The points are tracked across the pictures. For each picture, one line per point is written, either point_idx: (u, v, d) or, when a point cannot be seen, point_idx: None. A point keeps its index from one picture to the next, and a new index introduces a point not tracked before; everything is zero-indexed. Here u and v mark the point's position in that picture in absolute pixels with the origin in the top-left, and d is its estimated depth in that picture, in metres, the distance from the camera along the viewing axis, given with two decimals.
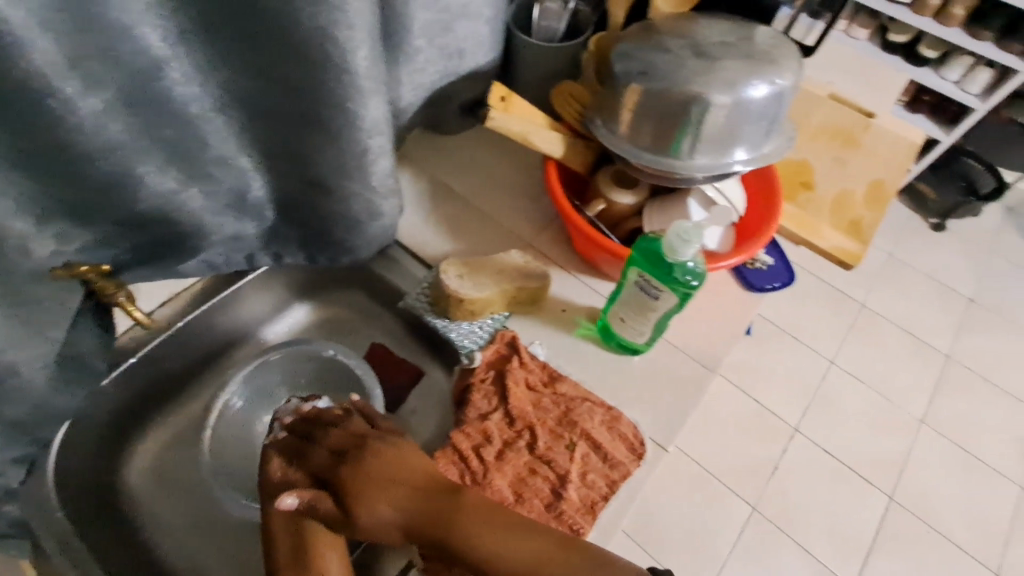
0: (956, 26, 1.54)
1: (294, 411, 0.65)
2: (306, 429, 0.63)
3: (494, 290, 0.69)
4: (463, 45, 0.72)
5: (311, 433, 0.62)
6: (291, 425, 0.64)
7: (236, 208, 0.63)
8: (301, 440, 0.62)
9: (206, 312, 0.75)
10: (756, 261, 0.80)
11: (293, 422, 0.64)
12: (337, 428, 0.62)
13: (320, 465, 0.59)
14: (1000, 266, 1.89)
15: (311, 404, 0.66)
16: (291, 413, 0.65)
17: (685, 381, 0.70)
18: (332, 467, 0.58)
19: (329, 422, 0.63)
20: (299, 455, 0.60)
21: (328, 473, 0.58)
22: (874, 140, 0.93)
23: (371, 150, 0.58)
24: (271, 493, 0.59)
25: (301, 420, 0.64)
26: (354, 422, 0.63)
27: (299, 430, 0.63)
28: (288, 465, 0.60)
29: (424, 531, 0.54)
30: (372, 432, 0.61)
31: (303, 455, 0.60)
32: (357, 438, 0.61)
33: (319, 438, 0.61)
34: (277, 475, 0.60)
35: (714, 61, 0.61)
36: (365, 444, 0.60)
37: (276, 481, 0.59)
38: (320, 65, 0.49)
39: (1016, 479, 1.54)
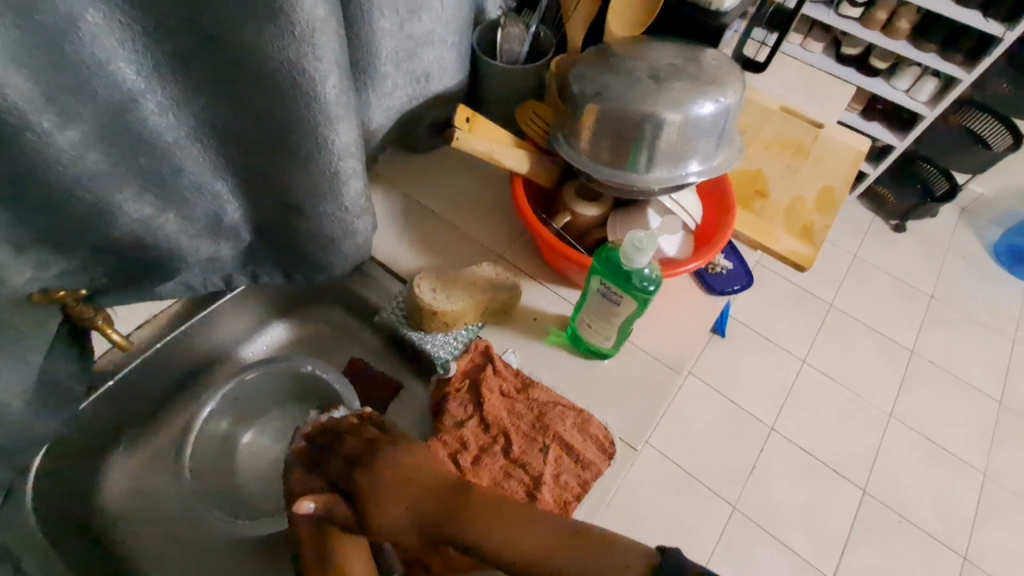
0: (902, 39, 1.64)
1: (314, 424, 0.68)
2: (323, 438, 0.65)
3: (466, 301, 0.71)
4: (430, 69, 0.75)
5: (329, 441, 0.64)
6: (309, 437, 0.66)
7: (213, 231, 0.65)
8: (322, 447, 0.64)
9: (183, 333, 0.76)
10: (716, 264, 0.85)
11: (311, 433, 0.66)
12: (351, 436, 0.64)
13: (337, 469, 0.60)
14: (956, 263, 1.98)
15: (329, 416, 0.68)
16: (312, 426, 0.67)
17: (652, 382, 0.73)
18: (348, 471, 0.60)
19: (345, 431, 0.66)
20: (318, 462, 0.63)
21: (345, 476, 0.60)
22: (822, 149, 1.01)
23: (343, 172, 0.61)
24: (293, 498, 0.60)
25: (319, 430, 0.66)
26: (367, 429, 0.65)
27: (317, 439, 0.65)
28: (307, 473, 0.62)
29: (439, 526, 0.55)
30: (383, 437, 0.64)
31: (322, 461, 0.62)
32: (370, 442, 0.63)
33: (335, 445, 0.63)
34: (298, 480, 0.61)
35: (664, 83, 0.66)
36: (379, 446, 0.62)
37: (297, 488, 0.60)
38: (290, 94, 0.52)
39: (980, 467, 1.61)
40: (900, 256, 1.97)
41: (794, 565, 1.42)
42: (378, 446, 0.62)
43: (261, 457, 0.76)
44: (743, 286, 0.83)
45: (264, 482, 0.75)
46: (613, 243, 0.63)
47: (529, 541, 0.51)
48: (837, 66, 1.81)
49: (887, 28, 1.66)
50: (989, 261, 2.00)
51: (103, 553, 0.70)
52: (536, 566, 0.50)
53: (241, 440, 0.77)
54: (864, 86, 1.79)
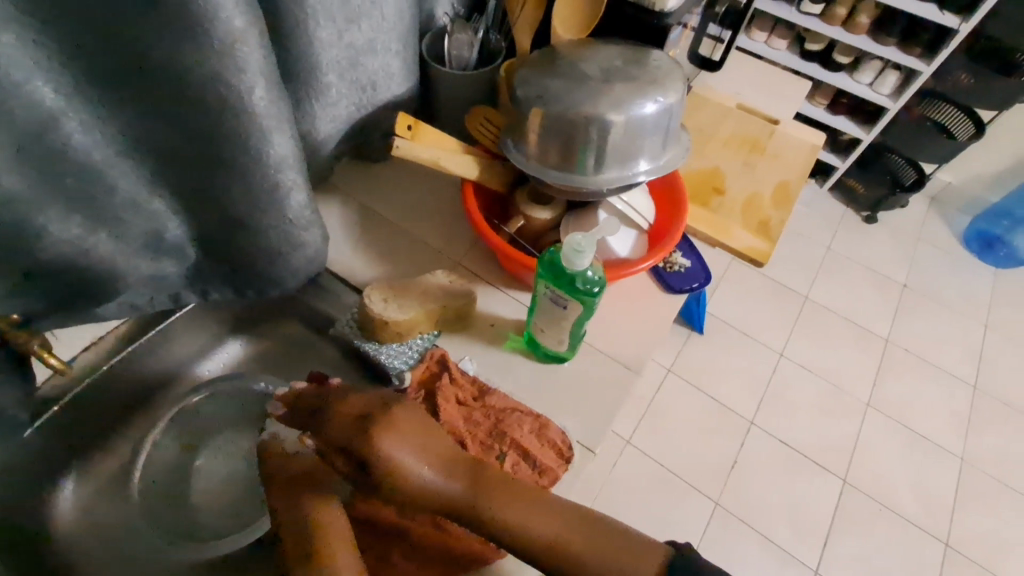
0: (863, 33, 1.67)
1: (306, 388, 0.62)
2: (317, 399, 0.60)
3: (419, 310, 0.70)
4: (376, 78, 0.74)
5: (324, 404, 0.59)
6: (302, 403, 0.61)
7: (153, 249, 0.64)
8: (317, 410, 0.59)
9: (132, 354, 0.74)
10: (675, 262, 0.85)
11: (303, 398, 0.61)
12: (353, 395, 0.60)
13: (341, 434, 0.56)
14: (928, 252, 2.01)
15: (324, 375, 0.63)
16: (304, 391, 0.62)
17: (611, 384, 0.73)
18: (358, 433, 0.56)
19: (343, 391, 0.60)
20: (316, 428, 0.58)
21: (348, 442, 0.55)
22: (778, 144, 1.02)
23: (283, 184, 0.60)
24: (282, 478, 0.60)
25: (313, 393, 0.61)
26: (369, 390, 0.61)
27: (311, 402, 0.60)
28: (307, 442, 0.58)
29: (451, 501, 0.57)
30: (390, 398, 0.60)
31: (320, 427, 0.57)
32: (378, 403, 0.59)
33: (332, 406, 0.58)
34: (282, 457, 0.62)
35: (605, 85, 0.66)
36: (391, 408, 0.58)
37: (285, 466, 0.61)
38: (217, 107, 0.51)
39: (959, 452, 1.62)
40: (871, 247, 1.99)
41: (779, 559, 1.42)
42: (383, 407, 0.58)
43: (211, 482, 0.73)
44: (702, 284, 0.83)
45: (218, 505, 0.72)
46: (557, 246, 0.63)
47: (542, 524, 0.55)
48: (801, 62, 1.83)
49: (847, 23, 1.68)
50: (960, 248, 2.03)
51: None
52: (547, 546, 0.55)
53: (195, 461, 0.75)
54: (829, 81, 1.81)
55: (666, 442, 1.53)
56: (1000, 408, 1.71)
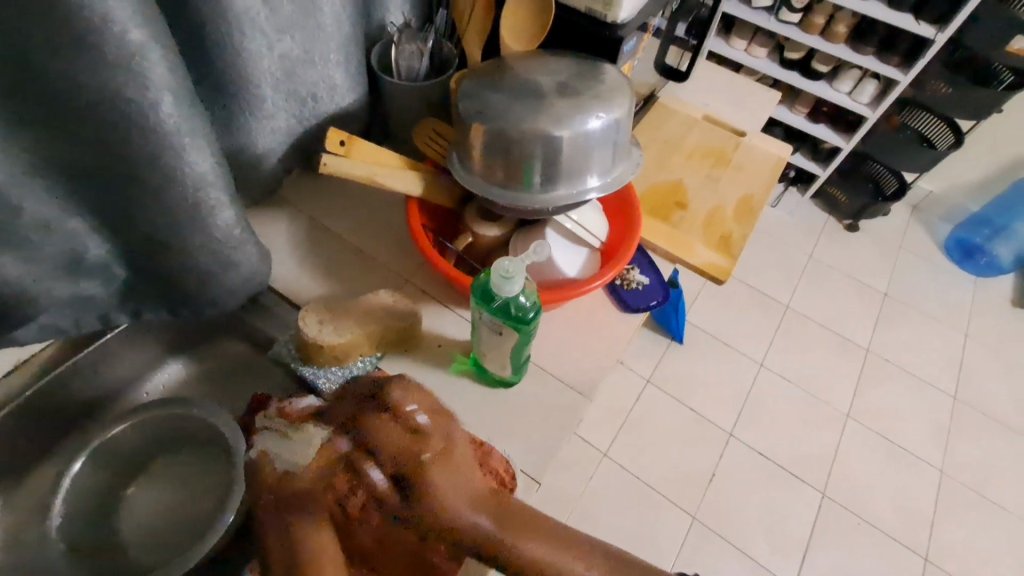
0: (841, 42, 1.66)
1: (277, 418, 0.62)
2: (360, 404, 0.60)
3: (357, 333, 0.67)
4: (318, 89, 0.72)
5: (298, 436, 0.58)
6: (269, 439, 0.59)
7: (71, 270, 0.60)
8: (286, 442, 0.58)
9: (57, 379, 0.70)
10: (631, 279, 0.82)
11: (270, 437, 0.59)
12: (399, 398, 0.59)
13: (388, 441, 0.56)
14: (909, 261, 1.99)
15: (291, 404, 0.63)
16: (270, 424, 0.61)
17: (562, 409, 0.70)
18: (404, 444, 0.55)
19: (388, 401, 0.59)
20: (294, 465, 0.56)
21: (395, 450, 0.55)
22: (743, 157, 1.00)
23: (205, 202, 0.57)
24: (269, 509, 0.54)
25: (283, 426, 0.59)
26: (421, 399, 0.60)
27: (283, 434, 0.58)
28: (278, 479, 0.55)
29: (481, 540, 0.52)
30: (440, 413, 0.60)
31: (297, 460, 0.56)
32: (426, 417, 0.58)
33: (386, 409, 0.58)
34: (272, 485, 0.55)
35: (546, 100, 0.63)
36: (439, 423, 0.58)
37: (277, 495, 0.55)
38: (121, 122, 0.48)
39: (938, 464, 1.61)
40: (853, 255, 1.98)
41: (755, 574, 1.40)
42: (430, 421, 0.58)
43: (144, 511, 0.71)
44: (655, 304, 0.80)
45: (150, 537, 0.69)
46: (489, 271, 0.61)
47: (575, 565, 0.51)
48: (781, 70, 1.82)
49: (825, 32, 1.67)
50: (942, 257, 2.02)
51: None
52: None
53: (126, 490, 0.71)
54: (808, 89, 1.80)
55: (643, 455, 1.50)
56: (979, 419, 1.69)
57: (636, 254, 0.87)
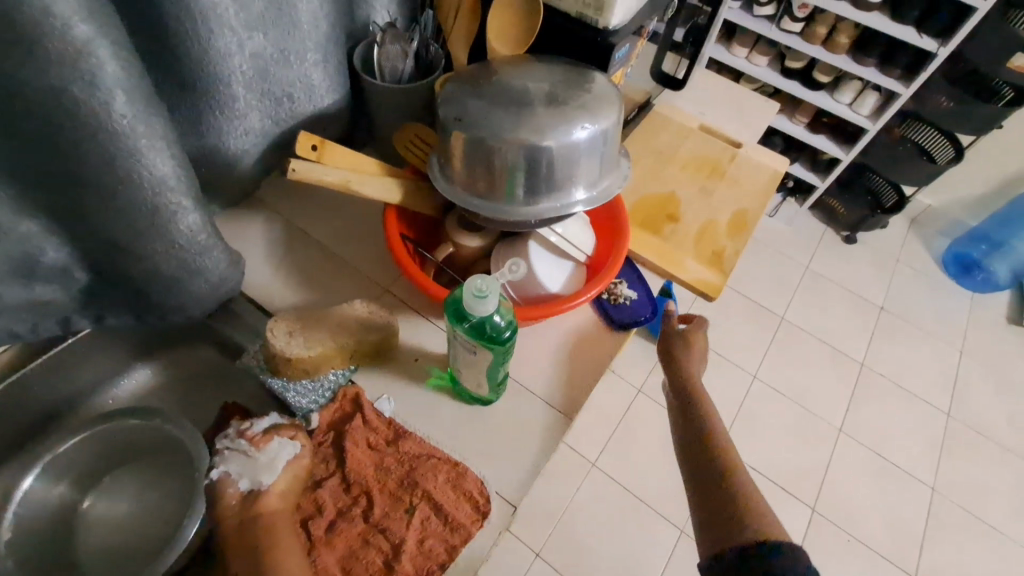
0: (842, 53, 1.63)
1: (236, 438, 0.62)
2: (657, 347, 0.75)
3: (327, 347, 0.64)
4: (294, 89, 0.69)
5: (262, 460, 0.60)
6: (231, 461, 0.61)
7: (24, 274, 0.57)
8: (250, 465, 0.61)
9: (20, 381, 0.66)
10: (619, 293, 0.79)
11: (232, 459, 0.61)
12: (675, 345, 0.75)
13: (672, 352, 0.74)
14: (906, 275, 1.97)
15: (251, 425, 0.63)
16: (231, 445, 0.62)
17: (542, 430, 0.67)
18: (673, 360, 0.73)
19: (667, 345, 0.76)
20: (261, 486, 0.60)
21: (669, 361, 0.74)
22: (739, 169, 0.97)
23: (166, 206, 0.54)
24: (234, 532, 0.59)
25: (246, 449, 0.61)
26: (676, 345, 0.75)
27: (248, 456, 0.61)
28: (243, 501, 0.60)
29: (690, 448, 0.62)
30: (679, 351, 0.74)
31: (263, 483, 0.60)
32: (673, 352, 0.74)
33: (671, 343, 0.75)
34: (237, 507, 0.60)
35: (529, 109, 0.60)
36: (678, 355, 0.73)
37: (243, 517, 0.59)
38: (68, 122, 0.45)
39: (930, 482, 1.58)
40: (850, 267, 1.96)
41: None
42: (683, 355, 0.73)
43: (105, 525, 0.67)
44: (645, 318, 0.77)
45: (104, 557, 0.65)
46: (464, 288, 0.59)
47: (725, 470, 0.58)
48: (782, 79, 1.79)
49: (827, 43, 1.65)
50: (939, 272, 1.99)
51: None
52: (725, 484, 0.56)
53: (83, 502, 0.67)
54: (808, 99, 1.78)
55: (632, 467, 1.47)
56: (973, 437, 1.67)
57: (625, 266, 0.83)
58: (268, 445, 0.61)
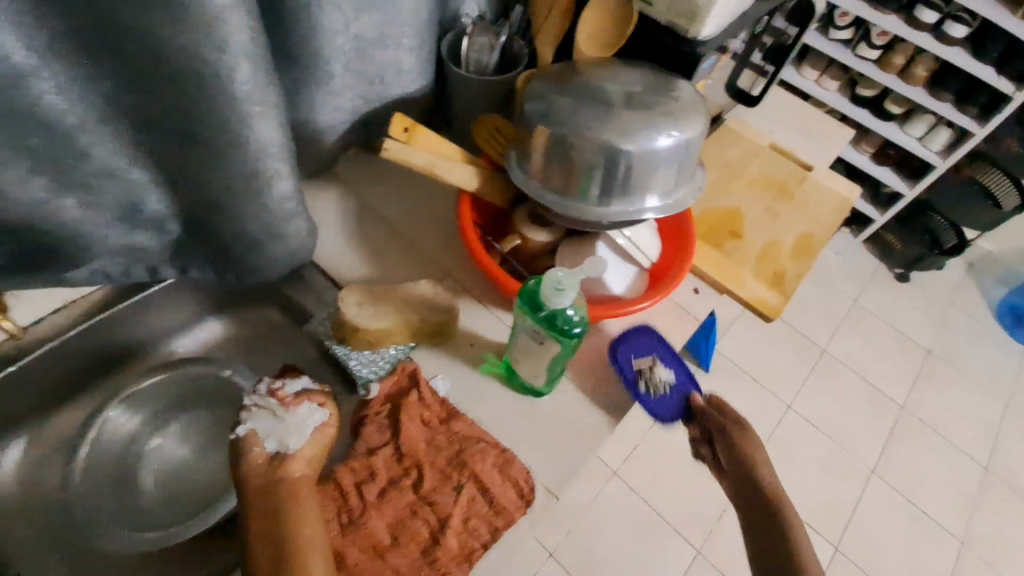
0: (918, 85, 1.59)
1: (266, 397, 0.64)
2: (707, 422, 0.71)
3: (394, 320, 0.67)
4: (386, 72, 0.71)
5: (289, 422, 0.62)
6: (259, 418, 0.63)
7: (126, 219, 0.61)
8: (278, 425, 0.62)
9: (109, 318, 0.70)
10: (657, 381, 0.71)
11: (260, 417, 0.63)
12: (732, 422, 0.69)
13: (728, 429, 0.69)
14: (958, 320, 1.90)
15: (283, 386, 0.65)
16: (261, 403, 0.63)
17: (589, 429, 0.68)
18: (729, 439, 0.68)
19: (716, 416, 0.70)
20: (286, 450, 0.60)
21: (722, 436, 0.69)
22: (807, 193, 0.96)
23: (264, 171, 0.56)
24: (258, 490, 0.57)
25: (274, 408, 0.63)
26: (727, 417, 0.70)
27: (276, 415, 0.63)
28: (269, 461, 0.60)
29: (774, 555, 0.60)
30: (734, 427, 0.69)
31: (288, 446, 0.61)
32: (726, 427, 0.69)
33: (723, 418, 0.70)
34: (262, 466, 0.59)
35: (616, 111, 0.61)
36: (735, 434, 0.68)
37: (268, 480, 0.58)
38: (193, 83, 0.47)
39: (959, 534, 1.53)
40: (900, 306, 1.90)
41: None
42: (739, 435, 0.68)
43: (162, 467, 0.70)
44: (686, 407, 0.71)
45: (162, 497, 0.69)
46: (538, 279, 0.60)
47: None
48: (851, 106, 1.75)
49: (903, 73, 1.60)
50: (994, 321, 1.91)
51: None
52: None
53: (147, 443, 0.71)
54: (876, 129, 1.73)
55: (656, 481, 1.46)
56: (1012, 495, 1.60)
57: (657, 343, 0.74)
58: (298, 407, 0.63)
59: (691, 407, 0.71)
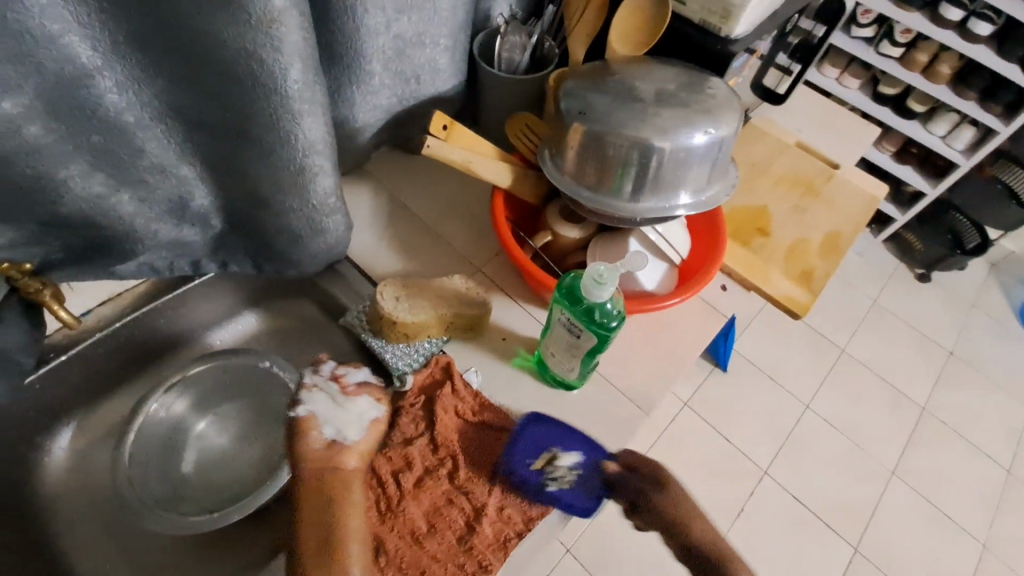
0: (943, 83, 1.57)
1: (329, 381, 0.69)
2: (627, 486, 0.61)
3: (430, 314, 0.68)
4: (421, 71, 0.73)
5: (350, 410, 0.66)
6: (318, 402, 0.67)
7: (176, 215, 0.63)
8: (337, 412, 0.66)
9: (154, 310, 0.74)
10: (562, 471, 0.63)
11: (320, 400, 0.67)
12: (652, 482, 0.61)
13: (649, 493, 0.60)
14: (979, 321, 1.88)
15: (347, 374, 0.69)
16: (324, 387, 0.68)
17: (619, 423, 0.69)
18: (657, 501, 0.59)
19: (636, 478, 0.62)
20: (344, 439, 0.64)
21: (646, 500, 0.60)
22: (834, 191, 0.96)
23: (309, 168, 0.58)
24: (314, 475, 0.62)
25: (336, 395, 0.67)
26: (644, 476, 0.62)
27: (335, 402, 0.67)
28: (327, 448, 0.64)
29: None
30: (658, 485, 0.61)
31: (347, 437, 0.65)
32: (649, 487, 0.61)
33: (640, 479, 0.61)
34: (320, 451, 0.64)
35: (651, 109, 0.62)
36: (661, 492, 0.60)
37: (322, 467, 0.63)
38: (248, 82, 0.49)
39: (981, 537, 1.52)
40: (921, 306, 1.88)
41: None
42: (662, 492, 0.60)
43: (204, 454, 0.73)
44: (605, 482, 0.62)
45: (206, 483, 0.71)
46: (575, 273, 0.62)
47: None
48: (873, 104, 1.73)
49: (926, 71, 1.59)
50: (1016, 322, 1.89)
51: (34, 530, 0.67)
52: None
53: (191, 430, 0.74)
54: (898, 128, 1.72)
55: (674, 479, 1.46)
56: None
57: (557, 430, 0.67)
58: (358, 399, 0.67)
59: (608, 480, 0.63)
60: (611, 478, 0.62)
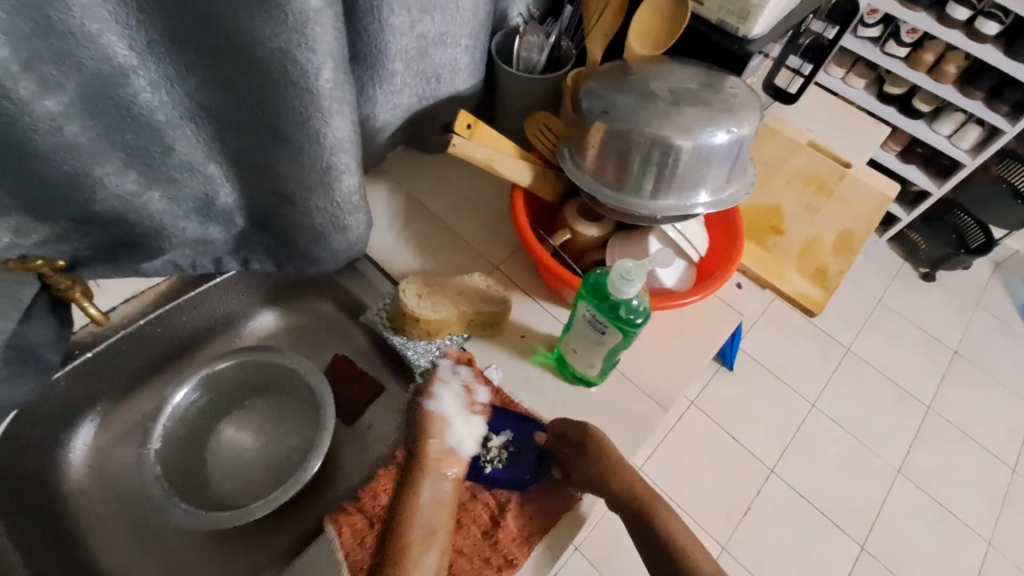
0: (948, 83, 1.58)
1: (461, 386, 0.67)
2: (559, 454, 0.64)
3: (451, 312, 0.69)
4: (441, 71, 0.73)
5: (468, 424, 0.66)
6: (449, 401, 0.66)
7: (202, 213, 0.64)
8: (461, 420, 0.66)
9: (176, 308, 0.75)
10: (496, 452, 0.67)
11: (450, 400, 0.66)
12: (577, 452, 0.63)
13: (573, 461, 0.63)
14: (984, 320, 1.89)
15: (477, 389, 0.68)
16: (454, 390, 0.67)
17: (638, 417, 0.70)
18: (579, 467, 0.62)
19: (565, 446, 0.64)
20: (464, 453, 0.65)
21: (570, 466, 0.63)
22: (847, 189, 0.96)
23: (335, 166, 0.59)
24: (430, 476, 0.62)
25: (464, 404, 0.66)
26: (566, 442, 0.64)
27: (462, 409, 0.66)
28: (447, 452, 0.64)
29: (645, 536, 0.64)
30: (581, 453, 0.63)
31: (464, 450, 0.65)
32: (575, 453, 0.63)
33: (563, 445, 0.64)
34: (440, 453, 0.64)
35: (672, 108, 0.63)
36: (585, 461, 0.62)
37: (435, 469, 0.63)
38: (280, 82, 0.50)
39: (987, 536, 1.52)
40: (926, 305, 1.88)
41: None
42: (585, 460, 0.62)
43: (227, 451, 0.74)
44: (538, 453, 0.66)
45: (229, 479, 0.72)
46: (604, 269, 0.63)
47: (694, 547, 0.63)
48: (879, 104, 1.74)
49: (933, 71, 1.60)
50: (1020, 321, 1.90)
51: (58, 526, 0.67)
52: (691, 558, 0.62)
53: (213, 426, 0.75)
54: (904, 128, 1.72)
55: (683, 478, 1.46)
56: None
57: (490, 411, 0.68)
58: (481, 419, 0.67)
59: (541, 450, 0.66)
60: (543, 450, 0.66)
